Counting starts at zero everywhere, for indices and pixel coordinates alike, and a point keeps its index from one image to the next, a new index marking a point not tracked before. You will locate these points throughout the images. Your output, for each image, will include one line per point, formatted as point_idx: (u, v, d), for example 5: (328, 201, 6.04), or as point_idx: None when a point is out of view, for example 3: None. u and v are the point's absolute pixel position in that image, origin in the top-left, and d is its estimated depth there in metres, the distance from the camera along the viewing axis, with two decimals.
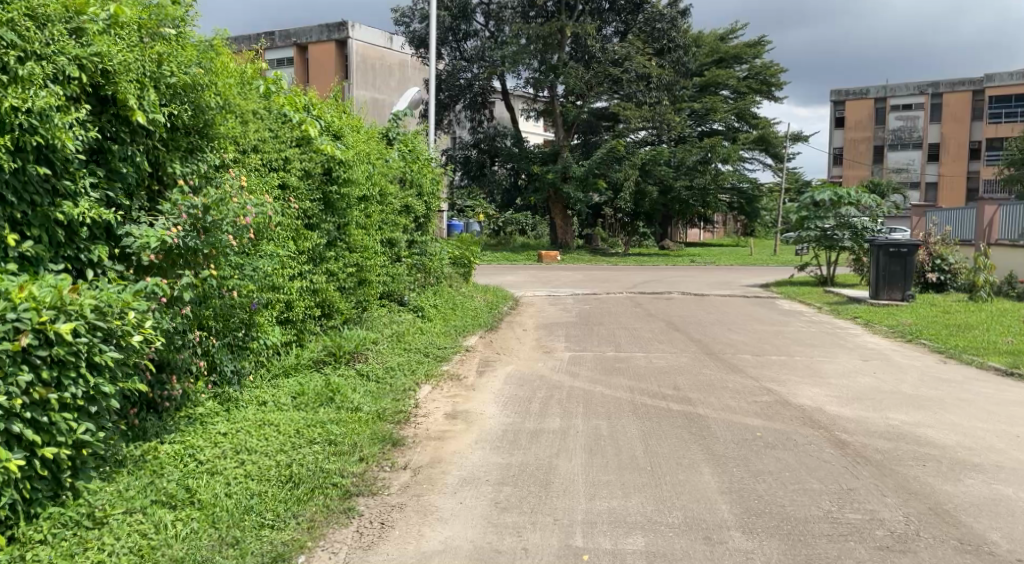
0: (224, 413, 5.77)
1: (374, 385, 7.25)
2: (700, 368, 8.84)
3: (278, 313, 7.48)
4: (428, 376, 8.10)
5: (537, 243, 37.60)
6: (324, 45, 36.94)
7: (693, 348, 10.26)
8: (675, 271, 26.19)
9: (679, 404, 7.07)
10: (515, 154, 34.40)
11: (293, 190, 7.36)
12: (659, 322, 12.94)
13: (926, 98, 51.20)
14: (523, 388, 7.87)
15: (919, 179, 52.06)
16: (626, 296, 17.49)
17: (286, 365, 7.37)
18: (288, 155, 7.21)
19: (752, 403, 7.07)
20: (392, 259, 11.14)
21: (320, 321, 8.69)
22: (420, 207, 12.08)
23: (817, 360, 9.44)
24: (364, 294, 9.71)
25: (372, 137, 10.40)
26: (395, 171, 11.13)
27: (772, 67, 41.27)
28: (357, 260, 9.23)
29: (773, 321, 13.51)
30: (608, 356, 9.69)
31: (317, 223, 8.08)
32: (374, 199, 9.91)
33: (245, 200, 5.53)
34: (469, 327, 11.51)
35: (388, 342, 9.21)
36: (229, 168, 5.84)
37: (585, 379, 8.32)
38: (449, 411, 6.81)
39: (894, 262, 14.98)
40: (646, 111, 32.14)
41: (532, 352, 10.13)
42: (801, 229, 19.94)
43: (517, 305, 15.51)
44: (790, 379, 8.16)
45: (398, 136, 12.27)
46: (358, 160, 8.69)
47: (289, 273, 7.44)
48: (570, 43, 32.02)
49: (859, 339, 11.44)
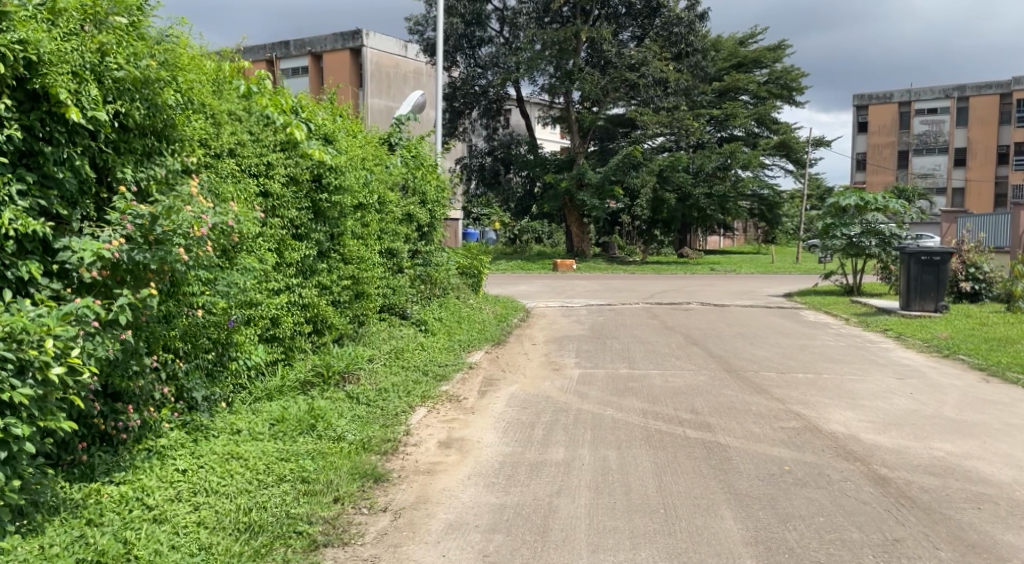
0: (191, 444, 5.20)
1: (363, 410, 6.66)
2: (720, 388, 8.20)
3: (261, 330, 6.94)
4: (424, 397, 7.52)
5: (554, 251, 37.05)
6: (339, 53, 36.67)
7: (713, 365, 9.61)
8: (693, 280, 25.48)
9: (696, 431, 6.42)
10: (530, 161, 33.87)
11: (277, 198, 6.82)
12: (677, 336, 12.29)
13: (951, 102, 50.18)
14: (526, 411, 7.27)
15: (945, 185, 50.85)
16: (641, 306, 16.85)
17: (269, 388, 6.82)
18: (270, 161, 6.67)
19: (777, 429, 6.42)
20: (392, 271, 10.59)
21: (312, 337, 8.15)
22: (423, 216, 11.53)
23: (848, 379, 8.77)
24: (360, 307, 9.16)
25: (370, 142, 9.84)
26: (395, 179, 10.59)
27: (792, 72, 40.51)
28: (352, 272, 8.69)
29: (798, 334, 12.84)
30: (621, 374, 9.07)
31: (305, 233, 7.55)
32: (372, 208, 9.41)
33: (209, 209, 4.96)
34: (474, 342, 10.91)
35: (385, 359, 8.64)
36: (194, 173, 5.29)
37: (594, 400, 7.70)
38: (442, 439, 6.22)
39: (927, 272, 14.27)
40: (664, 117, 31.50)
41: (539, 369, 9.51)
42: (825, 237, 19.22)
43: (528, 317, 14.92)
44: (819, 402, 7.51)
45: (401, 141, 11.78)
46: (350, 165, 8.14)
47: (272, 288, 6.89)
48: (586, 48, 31.45)
49: (891, 354, 10.75)
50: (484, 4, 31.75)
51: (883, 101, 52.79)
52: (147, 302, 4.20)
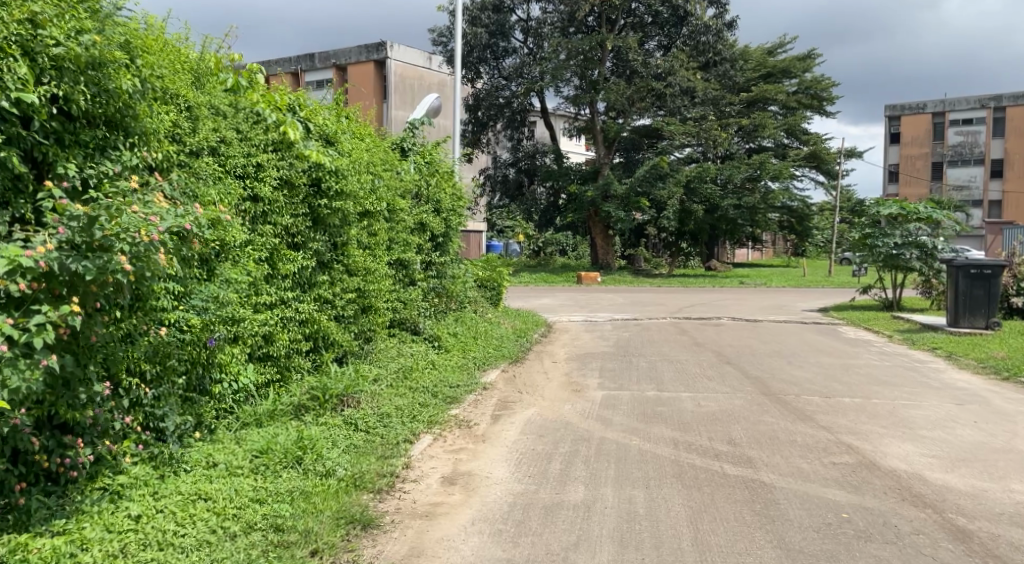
0: (157, 481, 4.55)
1: (359, 439, 5.96)
2: (758, 414, 7.42)
3: (249, 349, 6.30)
4: (431, 423, 6.82)
5: (578, 264, 36.25)
6: (364, 66, 36.43)
7: (749, 387, 8.83)
8: (723, 294, 24.57)
9: (735, 466, 5.65)
10: (554, 172, 33.14)
11: (268, 204, 6.18)
12: (709, 353, 11.50)
13: (988, 112, 48.74)
14: (544, 440, 6.54)
15: (982, 197, 49.36)
16: (669, 321, 16.03)
17: (258, 412, 6.17)
18: (261, 161, 6.03)
19: (829, 465, 5.65)
20: (403, 283, 9.92)
21: (311, 354, 7.50)
22: (437, 225, 10.87)
23: (900, 405, 7.97)
24: (366, 321, 8.50)
25: (377, 145, 9.09)
26: (404, 185, 9.89)
27: (822, 82, 39.59)
28: (357, 284, 8.04)
29: (839, 352, 12.00)
30: (648, 397, 8.31)
31: (303, 241, 6.91)
32: (380, 216, 8.79)
33: (172, 210, 4.29)
34: (490, 359, 10.20)
35: (392, 379, 7.97)
36: (161, 171, 4.67)
37: (618, 427, 6.95)
38: (446, 473, 5.52)
39: (977, 286, 13.43)
40: (691, 127, 30.75)
41: (559, 391, 8.77)
42: (864, 248, 18.33)
43: (549, 332, 14.19)
44: (873, 433, 6.72)
45: (414, 148, 10.96)
46: (353, 169, 7.48)
47: (259, 302, 6.24)
48: (612, 58, 30.77)
49: (944, 376, 9.91)
50: (508, 14, 31.20)
51: (916, 112, 51.43)
52: (75, 319, 3.51)
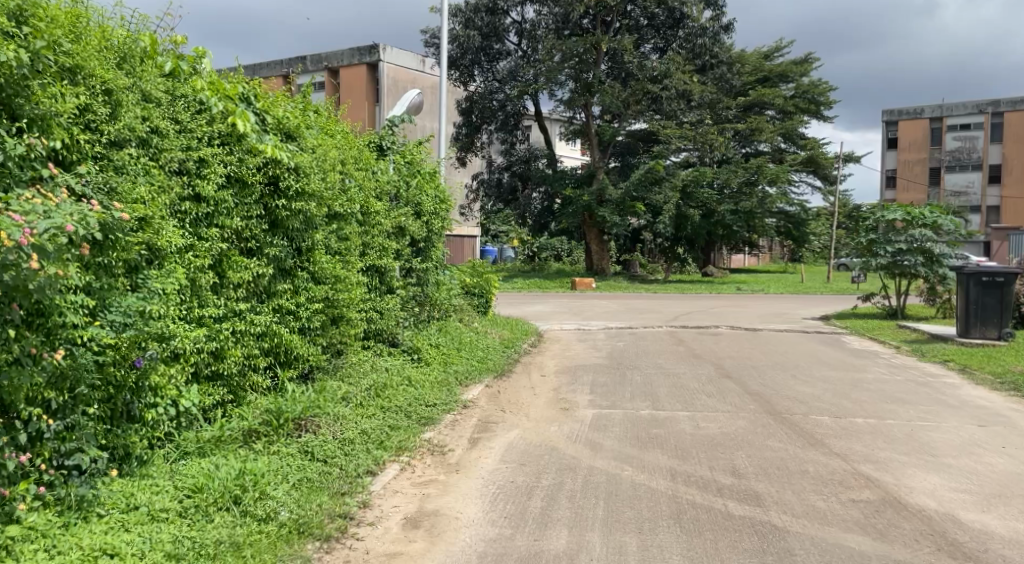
0: (57, 533, 3.87)
1: (312, 471, 5.21)
2: (764, 438, 6.73)
3: (193, 367, 5.59)
4: (400, 450, 6.11)
5: (573, 269, 35.58)
6: (356, 69, 35.78)
7: (753, 406, 8.15)
8: (721, 301, 23.90)
9: (741, 505, 4.97)
10: (549, 176, 32.47)
11: (214, 205, 5.50)
12: (708, 366, 10.81)
13: (985, 118, 48.29)
14: (525, 469, 5.83)
15: (980, 203, 48.86)
16: (665, 330, 15.35)
17: (201, 440, 5.45)
18: (204, 155, 5.32)
19: (849, 504, 4.97)
20: (379, 291, 9.21)
21: (270, 369, 6.79)
22: (417, 230, 10.14)
23: (919, 427, 7.31)
24: (336, 334, 7.79)
25: (350, 143, 8.40)
26: (379, 185, 9.19)
27: (820, 85, 39.00)
28: (324, 293, 7.32)
29: (845, 365, 11.33)
30: (642, 417, 7.62)
31: (258, 246, 6.22)
32: (351, 219, 8.09)
33: (58, 206, 3.62)
34: (473, 373, 9.50)
35: (363, 398, 7.26)
36: (57, 164, 4.01)
37: (609, 453, 6.25)
38: (409, 514, 4.81)
39: (989, 294, 12.83)
40: (688, 130, 30.08)
41: (546, 409, 8.07)
42: (867, 254, 17.63)
43: (540, 342, 13.50)
44: (894, 462, 6.04)
45: (393, 146, 10.26)
46: (319, 166, 6.78)
47: (202, 314, 5.54)
48: (607, 60, 30.19)
49: (960, 393, 9.26)
50: (502, 16, 30.56)
51: (914, 117, 50.88)
52: None
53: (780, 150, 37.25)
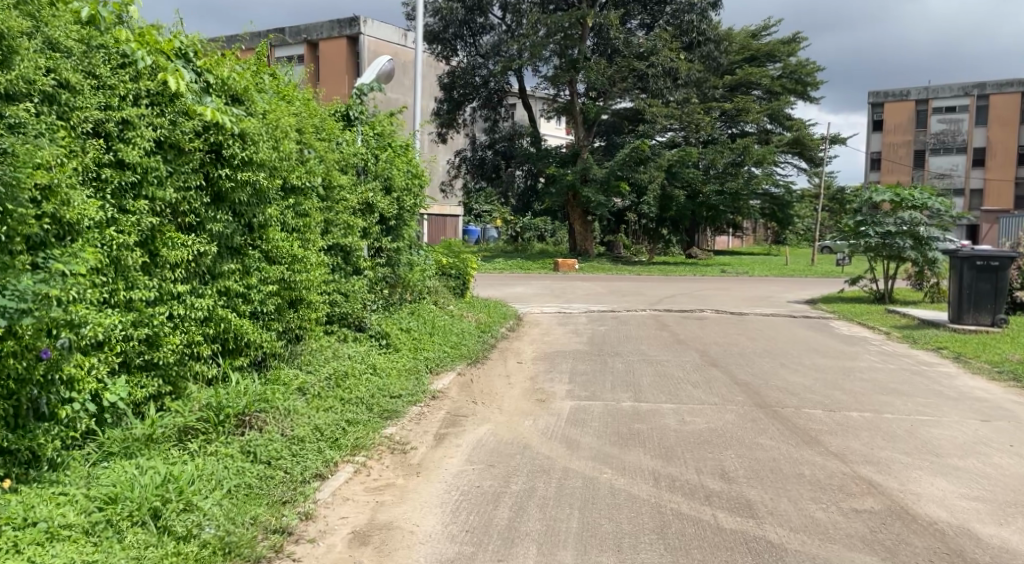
0: None
1: (251, 476, 4.62)
2: (755, 436, 6.20)
3: (120, 357, 4.98)
4: (355, 449, 5.53)
5: (557, 250, 34.98)
6: (335, 41, 34.73)
7: (741, 398, 7.62)
8: (706, 283, 23.41)
9: (732, 516, 4.44)
10: (533, 155, 31.66)
11: (142, 172, 4.90)
12: (693, 353, 10.28)
13: (971, 100, 47.99)
14: (494, 471, 5.27)
15: (963, 186, 48.69)
16: (648, 314, 14.81)
17: (129, 438, 4.83)
18: (127, 116, 4.72)
19: (851, 515, 4.46)
20: (343, 272, 8.57)
21: (215, 357, 6.17)
22: (387, 208, 9.49)
23: (919, 422, 6.82)
24: (294, 318, 7.20)
25: (310, 111, 7.76)
26: (342, 158, 8.54)
27: (807, 65, 38.40)
28: (279, 274, 6.70)
29: (835, 352, 10.85)
30: (624, 410, 7.08)
31: (199, 220, 5.59)
32: (310, 193, 7.45)
33: None
34: (445, 360, 8.92)
35: (320, 389, 6.68)
36: None
37: (586, 452, 5.70)
38: (358, 527, 4.25)
39: (983, 279, 12.40)
40: (675, 109, 29.37)
41: (520, 400, 7.50)
42: (854, 236, 17.14)
43: (518, 326, 12.94)
44: (896, 464, 5.53)
45: (361, 116, 9.56)
46: (270, 134, 6.15)
47: (129, 297, 4.92)
48: (593, 36, 29.46)
49: (957, 384, 8.80)
50: None
51: (900, 99, 50.45)
52: None
53: (766, 131, 36.72)
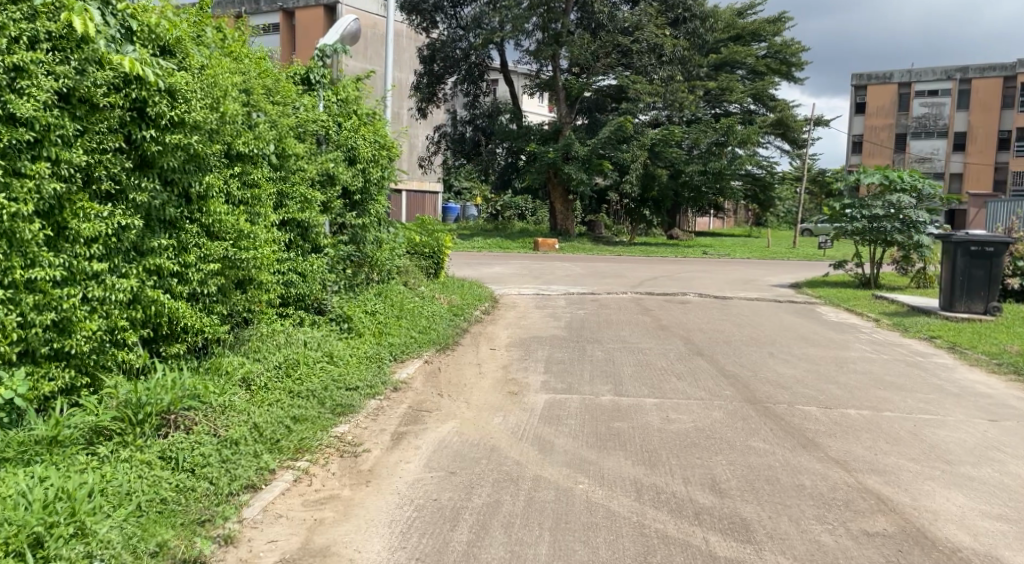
0: None
1: (166, 488, 3.97)
2: (746, 438, 5.61)
3: (18, 345, 4.30)
4: (297, 453, 4.86)
5: (537, 229, 34.30)
6: (313, 10, 33.53)
7: (730, 392, 7.02)
8: (688, 265, 22.89)
9: (725, 541, 3.85)
10: (513, 132, 30.68)
11: (41, 130, 4.21)
12: (676, 340, 9.69)
13: (953, 84, 47.70)
14: (455, 479, 4.63)
15: (944, 169, 48.54)
16: (629, 297, 14.22)
17: (27, 441, 4.13)
18: (20, 61, 4.07)
19: (863, 540, 3.88)
20: (300, 249, 7.86)
21: (144, 343, 5.46)
22: (349, 180, 8.72)
23: (923, 422, 6.27)
24: (240, 300, 6.51)
25: (261, 70, 7.07)
26: (298, 124, 7.82)
27: (793, 45, 37.72)
28: (222, 251, 5.99)
29: (824, 340, 10.30)
30: (602, 404, 6.46)
31: (120, 187, 4.89)
32: (258, 161, 6.70)
33: None
34: (411, 347, 8.22)
35: (266, 381, 6.01)
36: None
37: (560, 457, 5.07)
38: (287, 555, 3.63)
39: (977, 265, 11.90)
40: (658, 87, 28.41)
41: (491, 393, 6.85)
42: (840, 220, 16.57)
43: (494, 309, 12.30)
44: (904, 473, 4.95)
45: (323, 80, 8.89)
46: (207, 92, 5.42)
47: (27, 277, 4.25)
48: (576, 10, 28.63)
49: (955, 377, 8.28)
50: None
51: (883, 82, 49.97)
52: None
53: (749, 111, 36.14)
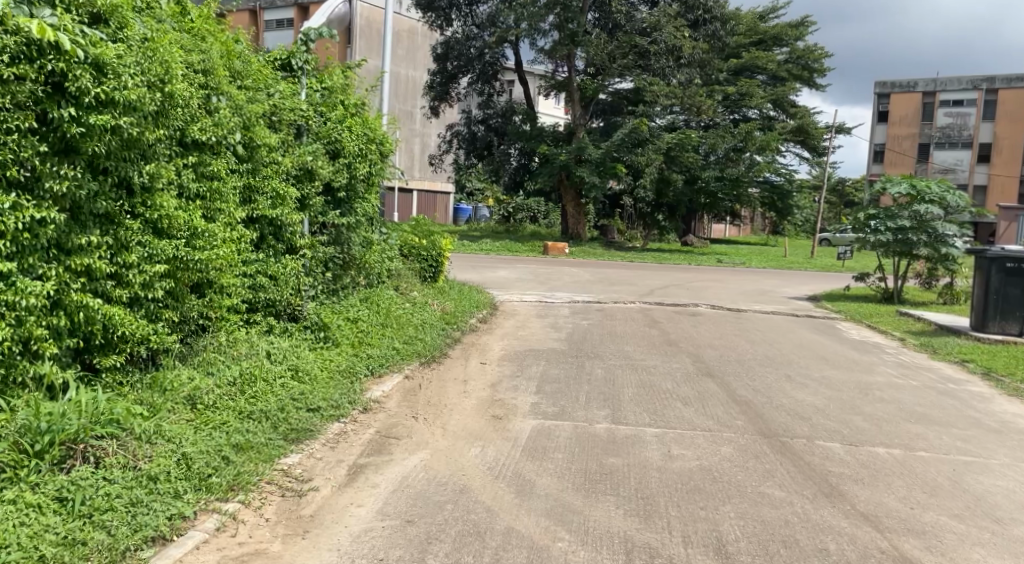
0: None
1: (51, 543, 3.25)
2: (758, 482, 4.84)
3: None
4: (230, 492, 4.12)
5: (548, 233, 33.45)
6: None
7: (741, 423, 6.22)
8: (701, 274, 22.04)
9: None
10: (526, 132, 29.82)
11: None
12: (684, 358, 8.91)
13: (979, 94, 46.50)
14: (411, 531, 3.89)
15: (968, 181, 47.33)
16: (637, 307, 13.44)
17: None
18: None
19: None
20: (271, 249, 7.11)
21: (71, 355, 4.77)
22: (331, 175, 7.94)
23: (963, 466, 5.47)
24: (195, 305, 5.80)
25: (229, 50, 6.39)
26: (270, 110, 7.13)
27: (816, 51, 36.72)
28: (171, 250, 5.27)
29: (846, 362, 9.48)
30: (596, 434, 5.70)
31: (36, 175, 4.20)
32: (218, 148, 5.97)
33: None
34: (391, 360, 7.47)
35: (213, 400, 5.28)
36: None
37: (540, 502, 4.33)
38: None
39: (1013, 283, 11.02)
40: (676, 89, 27.45)
41: (471, 417, 6.09)
42: (863, 230, 15.67)
43: (492, 317, 11.56)
44: (947, 535, 4.17)
45: (305, 66, 8.13)
46: (146, 66, 4.74)
47: None
48: (593, 10, 27.86)
49: (994, 409, 7.46)
50: None
51: (907, 90, 48.71)
52: None
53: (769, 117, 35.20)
